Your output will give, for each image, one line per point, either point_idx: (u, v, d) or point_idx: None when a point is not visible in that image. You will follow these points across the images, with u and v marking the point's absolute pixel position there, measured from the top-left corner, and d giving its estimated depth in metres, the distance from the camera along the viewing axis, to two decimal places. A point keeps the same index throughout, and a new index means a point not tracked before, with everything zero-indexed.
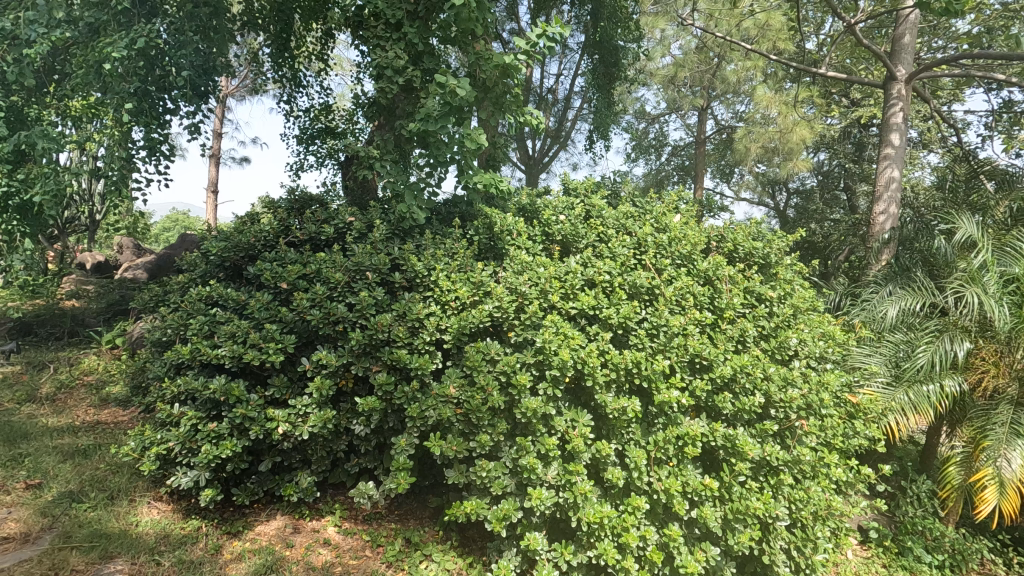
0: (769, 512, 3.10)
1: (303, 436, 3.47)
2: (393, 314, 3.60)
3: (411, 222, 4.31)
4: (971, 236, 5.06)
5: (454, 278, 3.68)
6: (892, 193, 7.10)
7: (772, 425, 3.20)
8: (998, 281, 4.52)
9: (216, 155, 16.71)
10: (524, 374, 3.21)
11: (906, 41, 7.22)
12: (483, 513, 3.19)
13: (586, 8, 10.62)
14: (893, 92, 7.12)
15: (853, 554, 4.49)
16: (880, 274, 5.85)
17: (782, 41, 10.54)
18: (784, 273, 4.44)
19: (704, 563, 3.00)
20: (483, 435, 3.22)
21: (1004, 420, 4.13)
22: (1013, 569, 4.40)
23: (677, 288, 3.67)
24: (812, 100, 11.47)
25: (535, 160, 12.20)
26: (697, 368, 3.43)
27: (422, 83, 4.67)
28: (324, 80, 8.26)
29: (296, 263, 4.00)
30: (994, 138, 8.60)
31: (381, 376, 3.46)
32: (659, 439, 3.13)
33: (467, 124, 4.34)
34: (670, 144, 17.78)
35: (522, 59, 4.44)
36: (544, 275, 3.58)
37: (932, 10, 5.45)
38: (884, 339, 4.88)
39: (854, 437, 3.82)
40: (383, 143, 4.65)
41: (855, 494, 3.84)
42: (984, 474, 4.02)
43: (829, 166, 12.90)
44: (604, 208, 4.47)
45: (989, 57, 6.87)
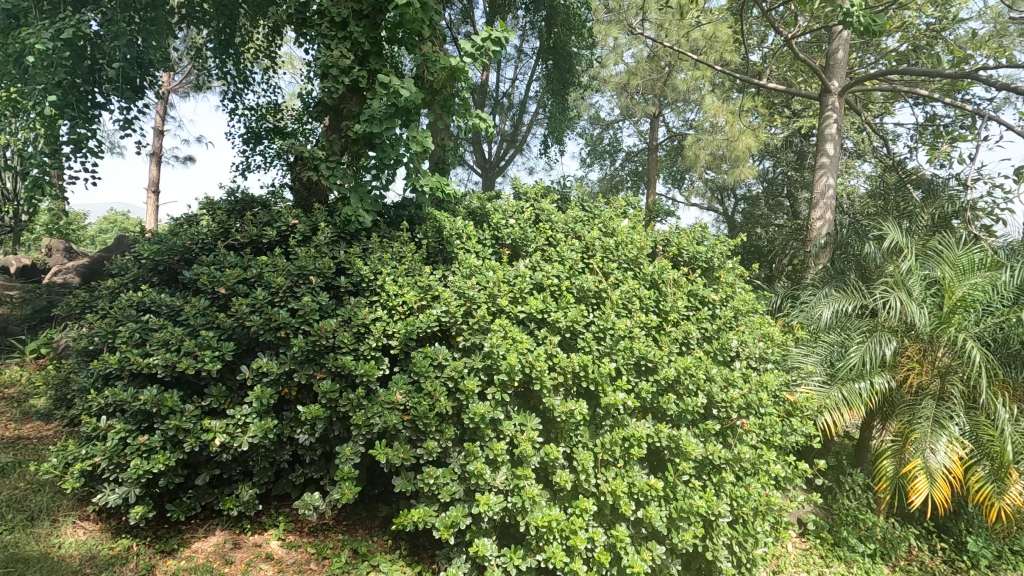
0: (712, 509, 3.18)
1: (242, 447, 3.32)
2: (338, 319, 3.52)
3: (357, 225, 4.20)
4: (898, 242, 5.39)
5: (401, 282, 3.61)
6: (828, 200, 7.46)
7: (714, 425, 3.28)
8: (921, 285, 4.84)
9: (158, 154, 15.96)
10: (472, 380, 3.17)
11: (839, 57, 7.63)
12: (430, 521, 3.14)
13: (541, 14, 10.59)
14: (828, 104, 7.49)
15: (793, 547, 4.66)
16: (818, 277, 6.13)
17: (729, 53, 10.93)
18: (726, 277, 4.59)
19: (651, 562, 3.05)
20: (430, 442, 3.18)
21: (928, 414, 4.40)
22: (937, 555, 4.67)
23: (624, 292, 3.73)
24: (756, 110, 11.94)
25: (492, 163, 12.19)
26: (643, 370, 3.48)
27: (369, 83, 4.59)
28: (272, 77, 8.03)
29: (236, 267, 3.86)
30: (921, 149, 9.15)
31: (325, 383, 3.36)
32: (606, 441, 3.17)
33: (413, 126, 4.28)
34: (624, 149, 18.16)
35: (470, 62, 4.41)
36: (492, 279, 3.57)
37: (859, 27, 5.78)
38: (820, 339, 5.10)
39: (792, 433, 3.97)
40: (329, 144, 4.53)
41: (793, 489, 3.99)
42: (914, 466, 4.25)
43: (774, 173, 13.44)
44: (553, 212, 4.49)
45: (913, 73, 7.33)
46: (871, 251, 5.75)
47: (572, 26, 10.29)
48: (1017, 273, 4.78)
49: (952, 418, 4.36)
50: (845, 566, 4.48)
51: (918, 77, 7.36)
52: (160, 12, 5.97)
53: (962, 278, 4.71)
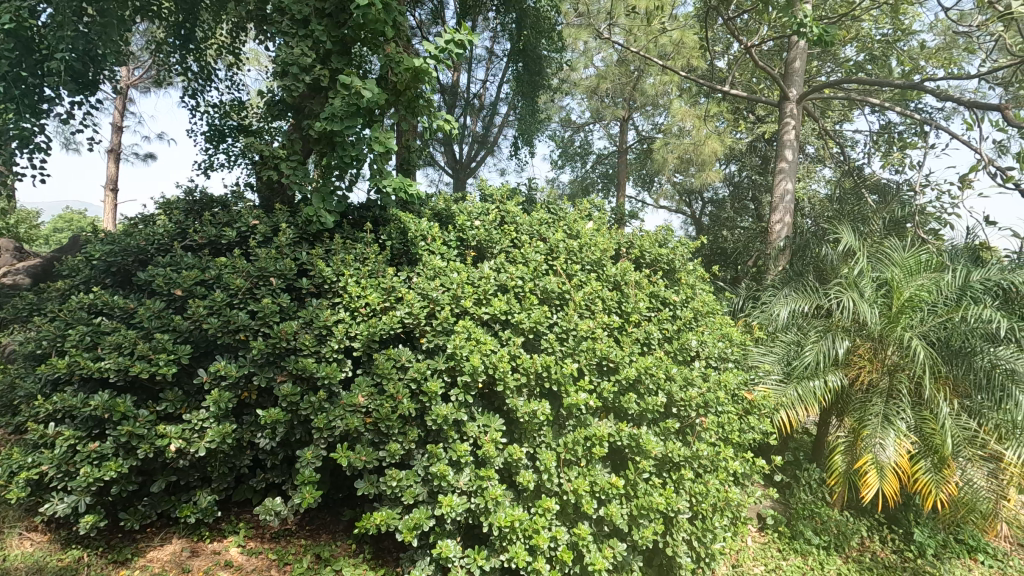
0: (671, 506, 3.25)
1: (199, 453, 3.24)
2: (299, 321, 3.48)
3: (319, 226, 4.14)
4: (851, 245, 5.59)
5: (364, 284, 3.58)
6: (787, 204, 7.68)
7: (674, 424, 3.36)
8: (872, 286, 5.02)
9: (116, 150, 15.42)
10: (435, 381, 3.17)
11: (796, 65, 7.90)
12: (393, 524, 3.13)
13: (511, 16, 10.61)
14: (787, 111, 7.72)
15: (752, 541, 4.81)
16: (778, 278, 6.31)
17: (696, 59, 11.13)
18: (687, 278, 4.71)
19: (612, 559, 3.10)
20: (393, 445, 3.18)
21: (877, 411, 4.58)
22: (887, 545, 4.87)
23: (587, 293, 3.79)
24: (722, 115, 12.22)
25: (463, 164, 12.13)
26: (605, 370, 3.53)
27: (331, 82, 4.52)
28: (236, 74, 7.85)
29: (193, 268, 3.78)
30: (875, 155, 9.51)
31: (285, 386, 3.31)
32: (568, 441, 3.20)
33: (376, 126, 4.25)
34: (594, 152, 18.34)
35: (434, 63, 4.40)
36: (456, 280, 3.58)
37: (811, 38, 6.00)
38: (777, 340, 5.25)
39: (749, 431, 4.09)
40: (291, 143, 4.46)
41: (752, 485, 4.09)
42: (865, 461, 4.43)
43: (739, 177, 13.75)
44: (518, 214, 4.51)
45: (868, 82, 7.60)
46: (828, 255, 5.96)
47: (542, 30, 10.18)
48: (959, 274, 5.01)
49: (899, 413, 4.55)
50: (801, 559, 4.64)
51: (871, 87, 7.66)
52: (112, 14, 5.72)
53: (910, 279, 4.92)
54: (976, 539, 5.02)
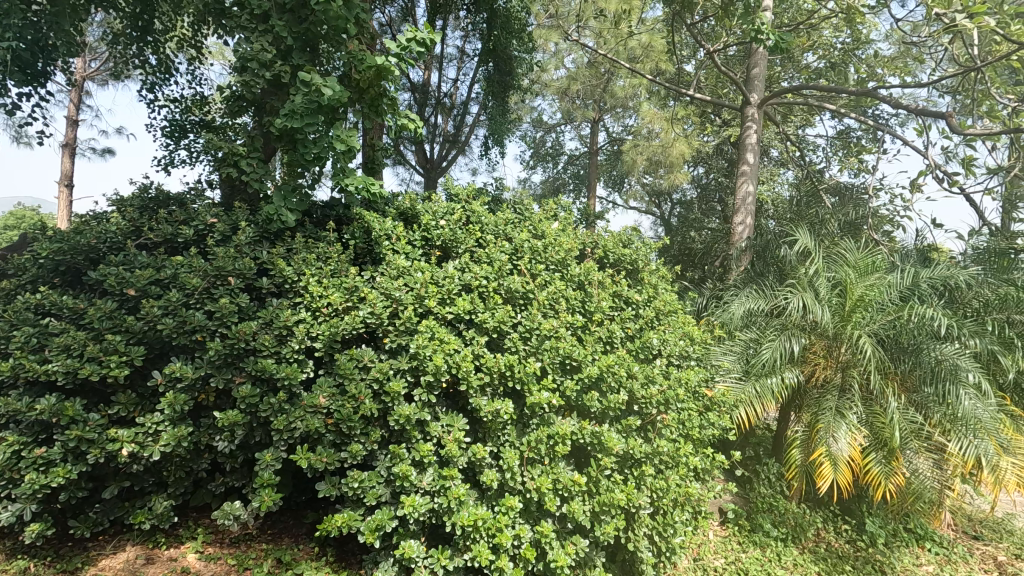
0: (632, 502, 3.31)
1: (153, 457, 3.15)
2: (258, 322, 3.43)
3: (280, 224, 4.07)
4: (808, 247, 5.77)
5: (326, 284, 3.54)
6: (748, 206, 7.88)
7: (635, 421, 3.43)
8: (826, 286, 5.20)
9: (71, 145, 14.81)
10: (397, 381, 3.16)
11: (757, 71, 8.10)
12: (355, 525, 3.09)
13: (481, 16, 10.60)
14: (748, 115, 7.94)
15: (714, 535, 4.94)
16: (739, 279, 6.47)
17: (664, 62, 11.33)
18: (649, 278, 4.81)
19: (574, 555, 3.15)
20: (354, 445, 3.15)
21: (831, 405, 4.76)
22: (841, 536, 5.05)
23: (550, 293, 3.82)
24: (689, 118, 12.44)
25: (434, 164, 11.99)
26: (568, 369, 3.56)
27: (293, 78, 4.44)
28: (197, 68, 7.63)
29: (147, 267, 3.67)
30: (834, 158, 9.82)
31: (244, 388, 3.26)
32: (531, 439, 3.22)
33: (338, 124, 4.21)
34: (566, 152, 18.44)
35: (397, 61, 4.36)
36: (419, 280, 3.57)
37: (770, 44, 6.18)
38: (737, 338, 5.39)
39: (709, 427, 4.20)
40: (251, 140, 4.37)
41: (713, 479, 4.19)
42: (819, 453, 4.59)
43: (706, 178, 14.02)
44: (483, 214, 4.50)
45: (825, 88, 7.85)
46: (786, 255, 6.14)
47: (512, 30, 10.23)
48: (908, 274, 5.23)
49: (851, 407, 4.73)
50: (760, 550, 4.78)
51: (829, 93, 7.91)
52: (63, 2, 5.40)
53: (862, 279, 5.11)
54: (924, 528, 5.24)
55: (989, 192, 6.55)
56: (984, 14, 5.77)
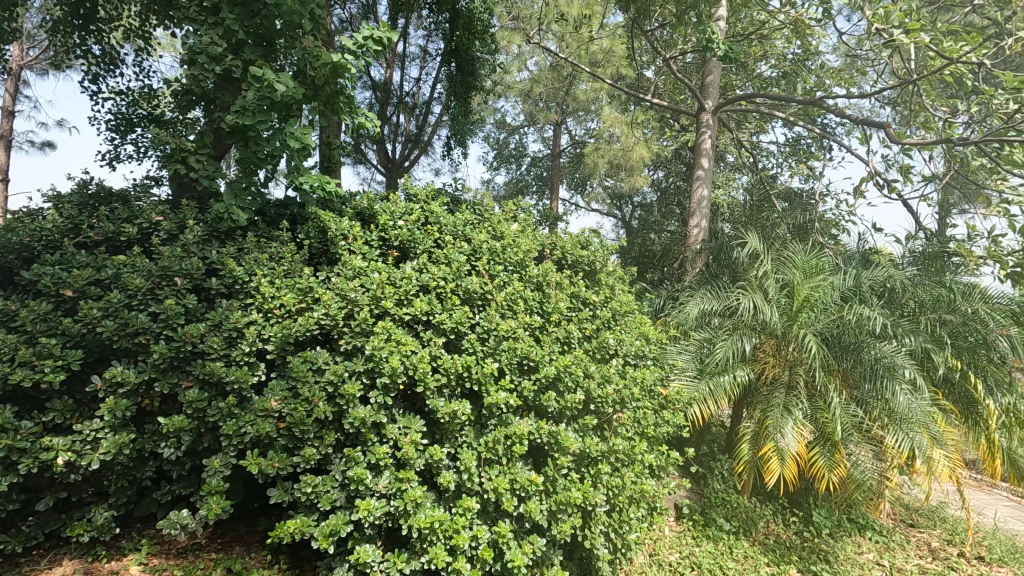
0: (588, 500, 3.35)
1: (92, 466, 3.00)
2: (207, 324, 3.32)
3: (230, 223, 3.94)
4: (758, 249, 5.99)
5: (279, 284, 3.46)
6: (704, 209, 8.09)
7: (591, 420, 3.48)
8: (775, 287, 5.42)
9: (7, 137, 13.98)
10: (353, 383, 3.11)
11: (711, 79, 8.36)
12: (308, 531, 3.01)
13: (444, 16, 10.57)
14: (703, 121, 8.18)
15: (669, 530, 5.07)
16: (694, 281, 6.65)
17: (624, 67, 11.53)
18: (606, 279, 4.90)
19: (532, 555, 3.16)
20: (308, 449, 3.08)
21: (779, 402, 4.94)
22: (789, 527, 5.25)
23: (508, 293, 3.84)
24: (649, 123, 12.70)
25: (395, 163, 11.83)
26: (526, 370, 3.58)
27: (245, 73, 4.32)
28: (145, 60, 7.31)
29: (86, 267, 3.50)
30: (785, 164, 10.20)
31: (191, 392, 3.15)
32: (489, 440, 3.22)
33: (292, 121, 4.11)
34: (529, 154, 18.53)
35: (354, 58, 4.29)
36: (376, 281, 3.51)
37: (722, 53, 6.39)
38: (691, 337, 5.52)
39: (664, 424, 4.30)
40: (200, 135, 4.23)
41: (667, 476, 4.28)
42: (768, 448, 4.76)
43: (665, 182, 14.34)
44: (442, 214, 4.47)
45: (775, 97, 8.16)
46: (738, 257, 6.35)
47: (475, 31, 10.16)
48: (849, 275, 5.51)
49: (797, 404, 4.92)
50: (713, 544, 4.91)
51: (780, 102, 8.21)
52: None
53: (808, 280, 5.34)
54: (866, 518, 5.50)
55: (925, 198, 6.93)
56: (919, 31, 6.11)
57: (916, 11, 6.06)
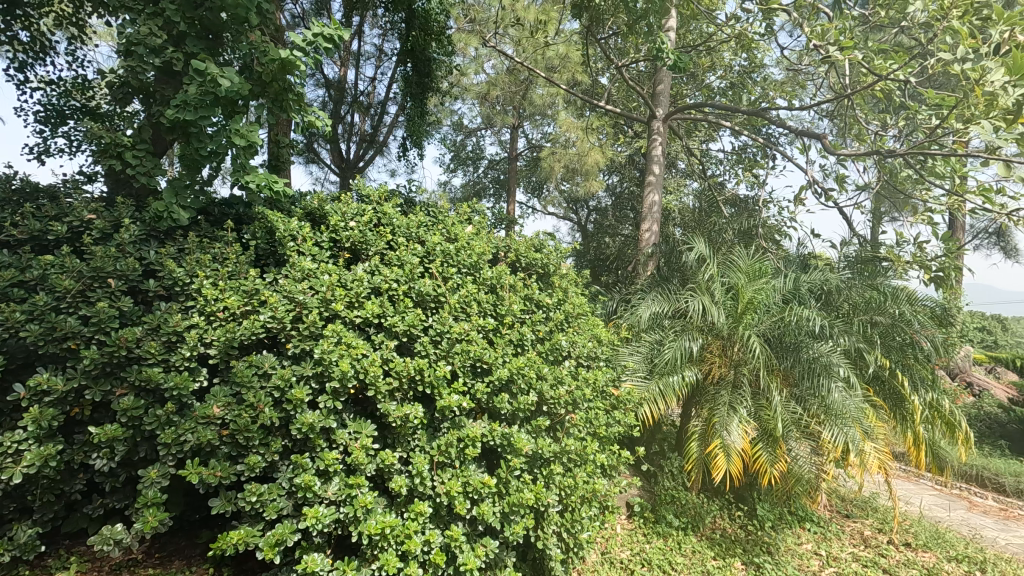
0: (541, 500, 3.38)
1: (14, 480, 2.81)
2: (144, 327, 3.17)
3: (170, 222, 3.77)
4: (705, 253, 6.20)
5: (222, 286, 3.33)
6: (655, 214, 8.31)
7: (544, 421, 3.51)
8: (721, 290, 5.62)
9: None
10: (301, 388, 3.02)
11: (662, 88, 8.59)
12: (253, 542, 2.90)
13: (400, 16, 10.47)
14: (655, 128, 8.41)
15: (621, 528, 5.17)
16: (645, 283, 6.82)
17: (580, 73, 11.71)
18: (559, 281, 4.96)
19: (485, 557, 3.16)
20: (252, 457, 2.98)
21: (725, 400, 5.13)
22: (734, 522, 5.45)
23: (462, 296, 3.83)
24: (603, 129, 12.95)
25: (349, 163, 11.59)
26: (479, 372, 3.59)
27: (186, 67, 4.14)
28: (78, 49, 6.91)
29: (9, 268, 3.28)
30: (731, 172, 10.61)
31: (126, 400, 2.99)
32: (442, 443, 3.20)
33: (237, 118, 3.97)
34: (486, 157, 18.54)
35: (304, 56, 4.19)
36: (326, 283, 3.43)
37: (671, 63, 6.59)
38: (642, 338, 5.65)
39: (615, 424, 4.39)
40: (138, 130, 4.03)
41: (618, 475, 4.37)
42: (715, 445, 4.93)
43: (619, 187, 14.65)
44: (395, 216, 4.41)
45: (721, 107, 8.48)
46: (687, 260, 6.55)
47: (431, 31, 10.16)
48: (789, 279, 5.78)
49: (742, 402, 5.12)
50: (662, 540, 5.04)
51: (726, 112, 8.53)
52: None
53: (751, 283, 5.56)
54: (805, 510, 5.77)
55: (859, 206, 7.35)
56: (853, 49, 6.47)
57: (850, 30, 6.41)
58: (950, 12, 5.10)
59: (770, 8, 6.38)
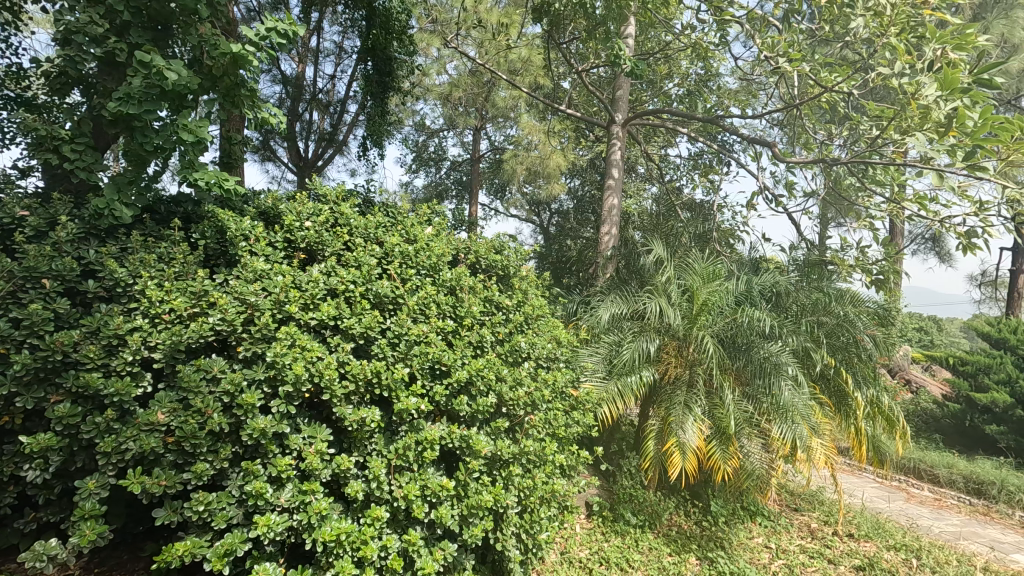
0: (500, 502, 3.37)
1: None
2: (82, 331, 3.01)
3: (112, 220, 3.59)
4: (661, 256, 6.34)
5: (168, 287, 3.19)
6: (614, 217, 8.43)
7: (503, 422, 3.51)
8: (677, 292, 5.76)
9: None
10: (252, 392, 2.92)
11: (621, 94, 8.75)
12: (200, 553, 2.78)
13: (360, 13, 10.32)
14: (614, 133, 8.55)
15: (580, 528, 5.23)
16: (604, 285, 6.92)
17: (542, 77, 11.79)
18: (519, 283, 4.98)
19: (443, 561, 3.13)
20: (200, 465, 2.86)
21: (681, 400, 5.25)
22: (689, 518, 5.59)
23: (421, 298, 3.80)
24: (565, 132, 13.07)
25: (308, 162, 11.31)
26: (438, 375, 3.55)
27: (130, 58, 3.96)
28: (12, 36, 6.51)
29: None
30: (688, 177, 10.88)
31: (61, 407, 2.83)
32: (400, 447, 3.16)
33: (185, 113, 3.81)
34: (448, 158, 18.43)
35: (257, 51, 4.07)
36: (279, 284, 3.33)
37: (630, 69, 6.72)
38: (601, 339, 5.72)
39: (574, 425, 4.43)
40: (76, 123, 3.83)
41: (578, 475, 4.41)
42: (671, 444, 5.04)
43: (581, 190, 14.82)
44: (353, 216, 4.34)
45: (678, 113, 8.70)
46: (645, 262, 6.68)
47: (391, 30, 10.00)
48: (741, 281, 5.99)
49: (696, 401, 5.26)
50: (620, 538, 5.12)
51: (684, 119, 8.74)
52: None
53: (706, 285, 5.72)
54: (756, 505, 5.95)
55: (807, 212, 7.66)
56: (801, 61, 6.75)
57: (798, 43, 6.69)
58: (889, 29, 5.38)
59: (724, 19, 6.60)
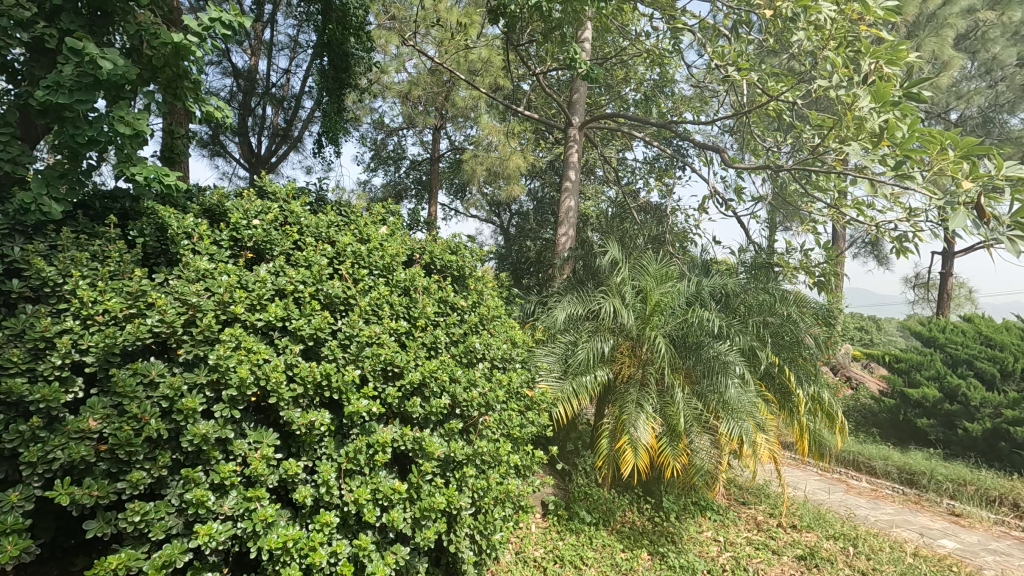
0: (453, 503, 3.35)
1: None
2: (4, 333, 2.85)
3: (41, 216, 3.38)
4: (616, 258, 6.44)
5: (101, 288, 3.04)
6: (571, 219, 8.52)
7: (456, 424, 3.50)
8: (631, 292, 5.88)
9: None
10: (193, 396, 2.81)
11: (578, 97, 8.85)
12: (136, 566, 2.65)
13: (316, 7, 10.06)
14: (571, 135, 8.65)
15: (535, 527, 5.27)
16: (560, 286, 6.98)
17: (502, 78, 11.81)
18: (475, 284, 4.98)
19: (394, 565, 3.09)
20: (135, 473, 2.73)
21: (633, 398, 5.36)
22: (642, 514, 5.71)
23: (373, 298, 3.74)
24: (525, 134, 13.12)
25: (261, 159, 10.95)
26: (390, 376, 3.51)
27: (61, 45, 3.77)
28: None
29: None
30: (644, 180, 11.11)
31: None
32: (350, 450, 3.10)
33: (123, 104, 3.61)
34: (408, 157, 18.21)
35: (199, 41, 3.90)
36: (223, 284, 3.21)
37: (586, 73, 6.80)
38: (557, 340, 5.78)
39: (529, 425, 4.45)
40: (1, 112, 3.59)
41: (533, 474, 4.44)
42: (623, 441, 5.13)
43: (540, 192, 14.91)
44: (303, 215, 4.23)
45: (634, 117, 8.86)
46: (601, 263, 6.78)
47: (348, 26, 9.50)
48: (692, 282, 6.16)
49: (648, 399, 5.37)
50: (575, 536, 5.19)
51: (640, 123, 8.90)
52: None
53: (658, 286, 5.86)
54: (706, 499, 6.13)
55: (755, 216, 7.94)
56: (750, 70, 7.00)
57: (747, 53, 6.94)
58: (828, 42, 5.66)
59: (677, 28, 6.78)
